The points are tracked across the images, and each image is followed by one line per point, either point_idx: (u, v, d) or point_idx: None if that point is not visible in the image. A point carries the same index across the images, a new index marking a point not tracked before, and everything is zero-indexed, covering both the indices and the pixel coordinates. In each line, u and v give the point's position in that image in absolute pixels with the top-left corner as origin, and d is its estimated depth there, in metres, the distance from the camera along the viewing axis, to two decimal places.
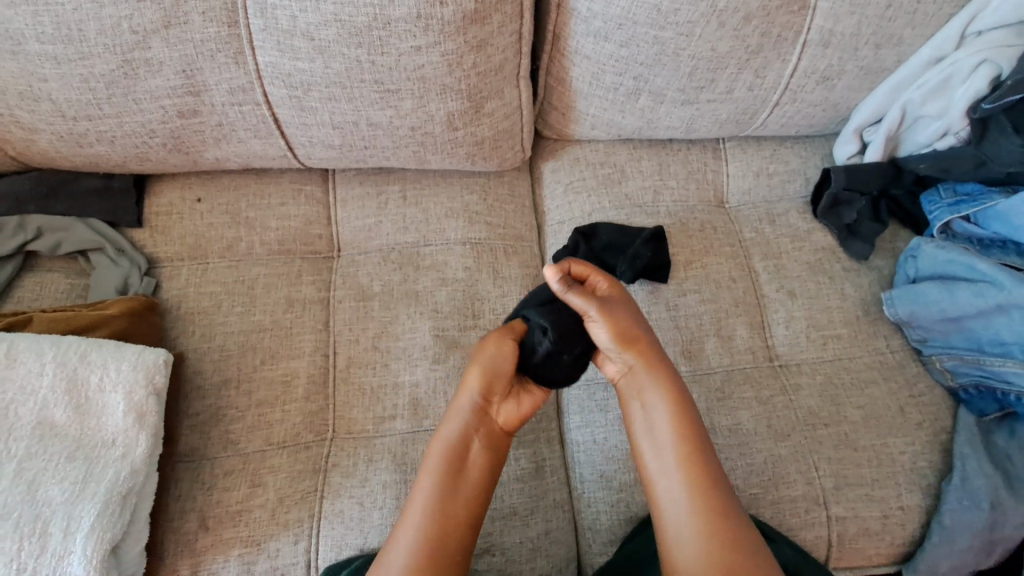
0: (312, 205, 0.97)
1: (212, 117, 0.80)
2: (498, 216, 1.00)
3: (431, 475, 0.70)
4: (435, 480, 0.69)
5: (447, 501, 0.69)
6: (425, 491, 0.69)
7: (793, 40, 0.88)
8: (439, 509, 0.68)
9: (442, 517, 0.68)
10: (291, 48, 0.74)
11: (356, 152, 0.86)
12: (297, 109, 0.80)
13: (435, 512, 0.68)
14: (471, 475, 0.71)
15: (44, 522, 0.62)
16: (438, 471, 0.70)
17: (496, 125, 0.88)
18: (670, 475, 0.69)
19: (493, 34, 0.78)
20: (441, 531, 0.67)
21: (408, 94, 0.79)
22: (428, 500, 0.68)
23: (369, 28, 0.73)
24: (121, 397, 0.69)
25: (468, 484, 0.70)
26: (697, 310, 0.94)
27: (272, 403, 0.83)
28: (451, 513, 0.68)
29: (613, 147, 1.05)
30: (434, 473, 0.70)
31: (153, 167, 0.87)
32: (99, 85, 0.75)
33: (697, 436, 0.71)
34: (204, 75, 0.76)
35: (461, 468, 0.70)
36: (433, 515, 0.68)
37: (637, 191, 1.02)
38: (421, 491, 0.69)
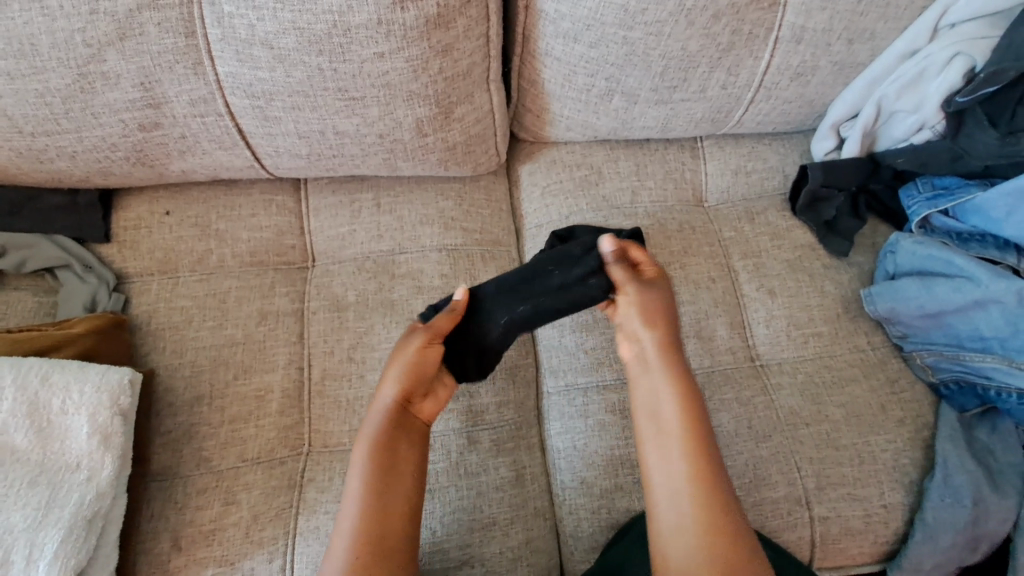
0: (284, 215, 0.95)
1: (175, 129, 0.78)
2: (474, 221, 0.99)
3: (360, 473, 0.70)
4: (366, 478, 0.69)
5: (378, 497, 0.68)
6: (355, 490, 0.69)
7: (765, 37, 0.86)
8: (372, 506, 0.68)
9: (376, 513, 0.68)
10: (250, 58, 0.72)
11: (324, 161, 0.85)
12: (261, 118, 0.78)
13: (367, 509, 0.68)
14: (401, 467, 0.71)
15: (6, 550, 0.60)
16: (368, 470, 0.70)
17: (467, 130, 0.87)
18: (672, 458, 0.70)
19: (458, 38, 0.76)
20: (376, 528, 0.67)
21: (374, 101, 0.78)
22: (360, 497, 0.68)
23: (329, 36, 0.71)
24: (84, 420, 0.67)
25: (399, 478, 0.70)
26: None
27: (246, 419, 0.82)
28: (383, 509, 0.68)
29: (590, 149, 1.04)
30: (363, 470, 0.70)
31: (118, 182, 0.85)
32: (55, 100, 0.73)
33: (701, 422, 0.71)
34: (163, 87, 0.74)
35: (391, 462, 0.71)
36: (368, 512, 0.68)
37: (615, 193, 1.01)
38: (353, 490, 0.69)
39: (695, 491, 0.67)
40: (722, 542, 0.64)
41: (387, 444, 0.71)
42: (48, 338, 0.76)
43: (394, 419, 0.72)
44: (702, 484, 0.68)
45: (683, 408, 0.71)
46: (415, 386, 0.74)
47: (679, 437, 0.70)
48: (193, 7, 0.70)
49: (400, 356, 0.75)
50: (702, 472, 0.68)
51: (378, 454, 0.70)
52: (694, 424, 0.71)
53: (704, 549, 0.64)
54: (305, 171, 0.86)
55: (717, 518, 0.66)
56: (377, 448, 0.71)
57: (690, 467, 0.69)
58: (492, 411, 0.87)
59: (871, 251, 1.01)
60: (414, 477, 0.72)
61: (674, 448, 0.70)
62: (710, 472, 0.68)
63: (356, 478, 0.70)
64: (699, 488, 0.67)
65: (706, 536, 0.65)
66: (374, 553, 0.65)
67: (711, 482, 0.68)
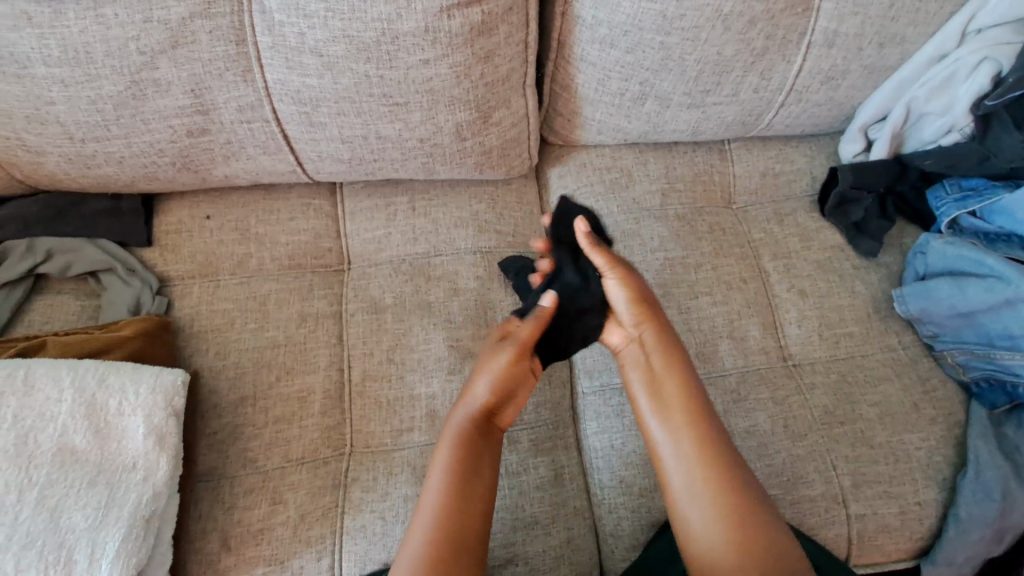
0: (321, 219, 0.96)
1: (221, 135, 0.80)
2: (507, 224, 1.00)
3: (439, 471, 0.68)
4: (443, 475, 0.67)
5: (455, 496, 0.66)
6: (434, 489, 0.67)
7: (797, 42, 0.88)
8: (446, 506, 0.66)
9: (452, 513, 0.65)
10: (299, 65, 0.74)
11: (365, 165, 0.86)
12: (306, 124, 0.79)
13: (442, 506, 0.66)
14: (479, 469, 0.69)
15: (69, 550, 0.61)
16: (448, 469, 0.68)
17: (504, 134, 0.88)
18: (679, 439, 0.69)
19: (500, 44, 0.78)
20: (453, 531, 0.64)
21: (417, 107, 0.79)
22: (439, 496, 0.66)
23: (377, 43, 0.72)
24: (140, 420, 0.68)
25: (474, 479, 0.68)
26: (709, 312, 0.94)
27: (290, 419, 0.83)
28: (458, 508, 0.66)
29: (619, 152, 1.05)
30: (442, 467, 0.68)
31: (161, 186, 0.86)
32: (107, 107, 0.74)
33: (705, 405, 0.71)
34: (212, 94, 0.76)
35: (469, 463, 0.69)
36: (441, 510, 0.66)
37: (645, 196, 1.03)
38: (431, 487, 0.67)
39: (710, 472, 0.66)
40: (746, 517, 0.64)
41: (462, 443, 0.70)
42: (98, 340, 0.77)
43: (470, 421, 0.72)
44: (707, 459, 0.67)
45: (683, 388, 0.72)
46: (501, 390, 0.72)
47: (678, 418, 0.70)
48: (244, 15, 0.71)
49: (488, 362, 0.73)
50: (709, 452, 0.68)
51: (458, 452, 0.69)
52: (693, 403, 0.71)
53: (726, 529, 0.63)
54: (344, 175, 0.88)
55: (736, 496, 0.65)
56: (452, 446, 0.70)
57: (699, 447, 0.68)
58: (530, 410, 0.88)
59: (898, 252, 1.02)
60: (491, 481, 0.70)
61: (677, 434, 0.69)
62: (721, 451, 0.68)
63: (434, 475, 0.68)
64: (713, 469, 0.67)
65: (726, 514, 0.64)
66: (450, 558, 0.63)
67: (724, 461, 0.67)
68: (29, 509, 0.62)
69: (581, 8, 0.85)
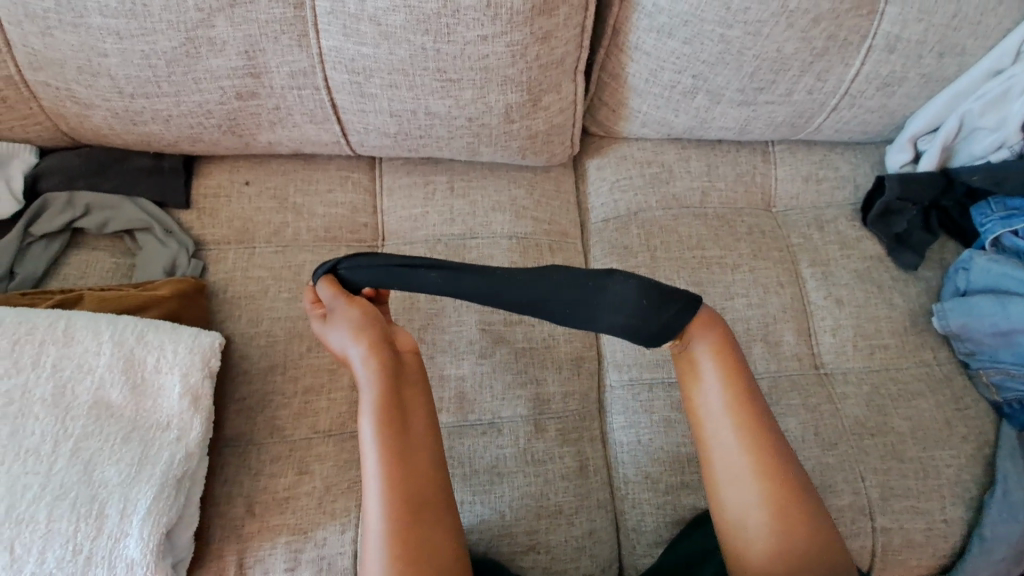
0: (359, 193, 0.96)
1: (270, 100, 0.79)
2: (545, 211, 1.00)
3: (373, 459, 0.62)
4: (383, 465, 0.61)
5: (396, 478, 0.61)
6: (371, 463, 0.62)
7: (858, 45, 0.86)
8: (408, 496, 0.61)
9: (411, 511, 0.60)
10: (356, 33, 0.72)
11: (410, 141, 0.85)
12: (357, 94, 0.78)
13: (397, 493, 0.60)
14: (409, 435, 0.64)
15: (101, 504, 0.60)
16: (381, 431, 0.62)
17: (551, 119, 0.87)
18: (732, 452, 0.64)
19: (559, 25, 0.76)
20: (408, 486, 0.61)
21: (470, 84, 0.78)
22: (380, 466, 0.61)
23: (437, 15, 0.71)
24: (177, 380, 0.68)
25: (430, 459, 0.64)
26: (745, 315, 0.94)
27: (318, 391, 0.82)
28: (430, 499, 0.62)
29: (661, 146, 1.04)
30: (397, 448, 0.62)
31: (204, 149, 0.85)
32: (159, 63, 0.73)
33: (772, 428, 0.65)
34: (265, 57, 0.75)
35: (413, 456, 0.63)
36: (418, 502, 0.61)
37: (686, 192, 1.02)
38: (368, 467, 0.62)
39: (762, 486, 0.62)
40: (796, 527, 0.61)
41: (394, 440, 0.62)
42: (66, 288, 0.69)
43: (384, 419, 0.63)
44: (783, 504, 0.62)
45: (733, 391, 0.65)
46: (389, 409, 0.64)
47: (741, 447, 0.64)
48: None
49: (364, 386, 0.65)
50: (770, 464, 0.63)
51: (385, 441, 0.62)
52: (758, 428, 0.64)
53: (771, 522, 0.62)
54: (387, 148, 0.87)
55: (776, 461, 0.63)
56: (390, 437, 0.62)
57: (748, 448, 0.64)
58: (559, 399, 0.87)
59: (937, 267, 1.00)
60: (430, 439, 0.65)
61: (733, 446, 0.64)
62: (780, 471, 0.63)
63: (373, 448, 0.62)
64: (766, 471, 0.63)
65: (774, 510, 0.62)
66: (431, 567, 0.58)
67: (775, 456, 0.64)
68: (64, 460, 0.61)
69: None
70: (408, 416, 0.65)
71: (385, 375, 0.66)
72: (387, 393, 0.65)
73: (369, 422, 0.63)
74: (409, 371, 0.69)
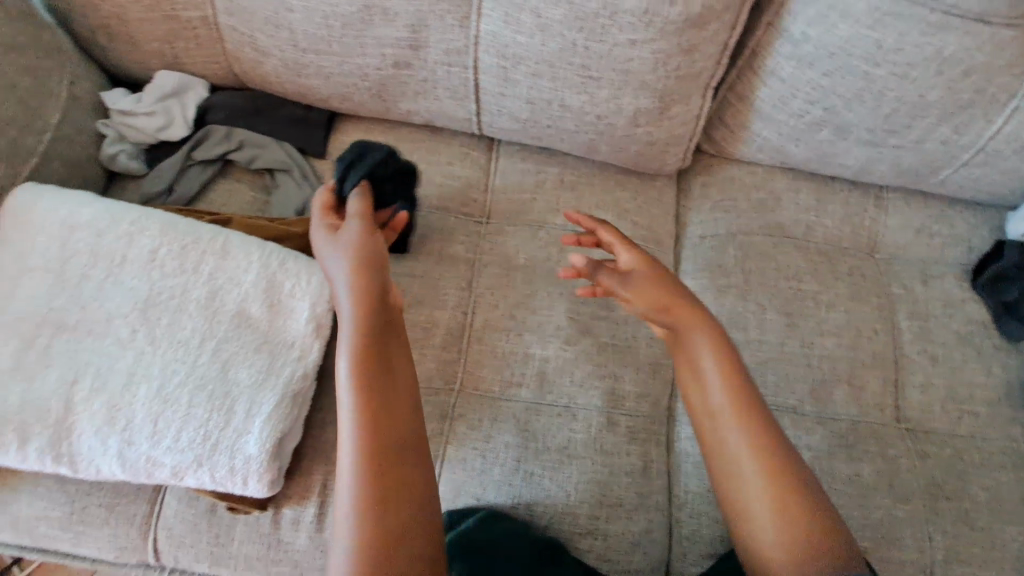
0: (475, 170, 1.01)
1: (421, 72, 0.85)
2: (646, 217, 1.02)
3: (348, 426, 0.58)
4: (356, 431, 0.57)
5: (377, 444, 0.57)
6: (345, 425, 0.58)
7: (1004, 103, 0.86)
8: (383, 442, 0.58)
9: (384, 462, 0.56)
10: (516, 21, 0.78)
11: (537, 129, 0.89)
12: (501, 78, 0.84)
13: (371, 457, 0.56)
14: (390, 397, 0.60)
15: (232, 400, 0.68)
16: (357, 399, 0.58)
17: (674, 130, 0.90)
18: (741, 447, 0.63)
19: (706, 40, 0.79)
20: (389, 457, 0.57)
21: (609, 84, 0.82)
22: (353, 435, 0.57)
23: (596, 15, 0.75)
24: (307, 306, 0.75)
25: (403, 417, 0.59)
26: (832, 353, 0.93)
27: (413, 345, 0.89)
28: (404, 455, 0.58)
29: (772, 174, 1.04)
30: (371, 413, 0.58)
31: (350, 108, 0.93)
32: (335, 24, 0.81)
33: (776, 438, 0.64)
34: (427, 32, 0.81)
35: (394, 418, 0.59)
36: (386, 451, 0.57)
37: (791, 223, 1.02)
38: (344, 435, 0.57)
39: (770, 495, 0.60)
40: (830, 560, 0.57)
41: (377, 379, 0.60)
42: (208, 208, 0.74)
43: (359, 379, 0.59)
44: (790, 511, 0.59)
45: (732, 391, 0.66)
46: (368, 357, 0.60)
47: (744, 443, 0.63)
48: None
49: (349, 319, 0.62)
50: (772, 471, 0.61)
51: (361, 395, 0.58)
52: (763, 430, 0.64)
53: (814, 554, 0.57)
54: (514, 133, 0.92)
55: (786, 474, 0.61)
56: (372, 403, 0.58)
57: (754, 453, 0.63)
58: (632, 398, 0.89)
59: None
60: (412, 403, 0.61)
61: (739, 444, 0.63)
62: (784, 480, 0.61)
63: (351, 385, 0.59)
64: (764, 474, 0.61)
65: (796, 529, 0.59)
66: (386, 524, 0.54)
67: (776, 463, 0.62)
68: (208, 356, 0.69)
69: (790, 22, 0.85)
70: (393, 367, 0.62)
71: (366, 312, 0.62)
72: (366, 347, 0.61)
73: (347, 357, 0.60)
74: (396, 327, 0.66)
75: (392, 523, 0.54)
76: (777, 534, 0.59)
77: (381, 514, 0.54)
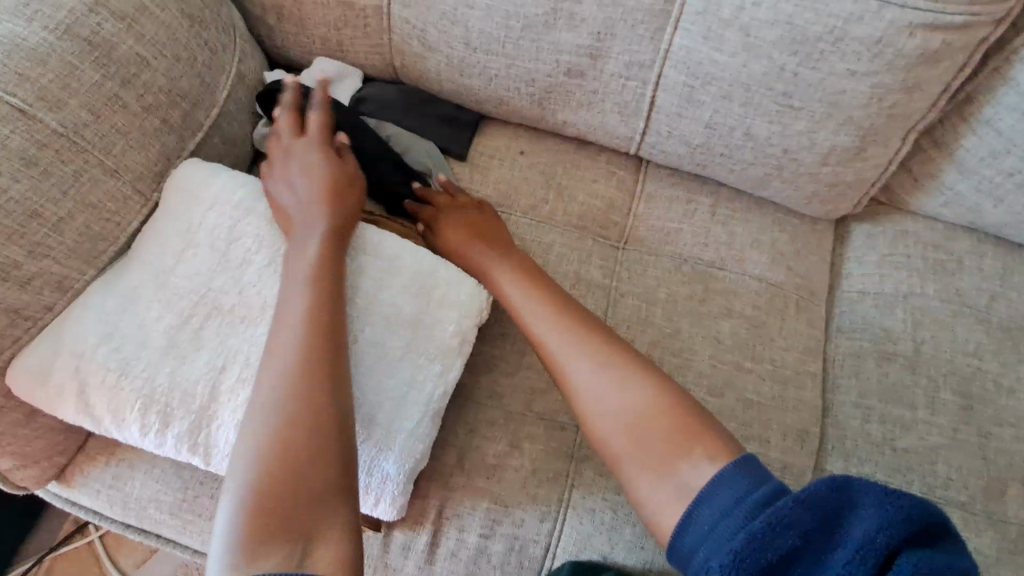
0: (619, 191, 0.94)
1: (593, 83, 0.80)
2: (803, 264, 0.92)
3: (273, 367, 0.60)
4: (281, 371, 0.60)
5: (288, 407, 0.58)
6: (281, 358, 0.61)
7: None
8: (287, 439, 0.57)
9: (315, 434, 0.57)
10: (719, 39, 0.71)
11: (707, 156, 0.82)
12: (683, 98, 0.77)
13: (305, 420, 0.57)
14: (326, 352, 0.61)
15: (375, 412, 0.67)
16: (295, 354, 0.60)
17: (862, 173, 0.80)
18: (615, 405, 0.62)
19: (933, 79, 0.71)
20: (317, 403, 0.58)
21: (808, 115, 0.74)
22: (283, 391, 0.59)
23: (816, 39, 0.68)
24: (454, 321, 0.73)
25: (348, 401, 0.61)
26: (1016, 449, 0.81)
27: (541, 371, 0.80)
28: (311, 423, 0.57)
29: (953, 233, 0.93)
30: (613, 386, 0.64)
31: (503, 112, 0.88)
32: (516, 25, 0.77)
33: (630, 378, 0.64)
34: (613, 42, 0.75)
35: (327, 370, 0.60)
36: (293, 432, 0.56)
37: (972, 291, 0.89)
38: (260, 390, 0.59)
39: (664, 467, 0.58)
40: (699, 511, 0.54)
41: (331, 300, 0.65)
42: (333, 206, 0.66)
43: (308, 336, 0.62)
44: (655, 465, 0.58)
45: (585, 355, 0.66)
46: (322, 294, 0.65)
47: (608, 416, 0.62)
48: None
49: (312, 260, 0.67)
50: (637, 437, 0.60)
51: (308, 353, 0.61)
52: (642, 386, 0.63)
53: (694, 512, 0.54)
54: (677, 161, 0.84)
55: (633, 423, 0.61)
56: (307, 360, 0.60)
57: (605, 410, 0.63)
58: (777, 467, 0.79)
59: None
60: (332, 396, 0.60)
61: (587, 401, 0.64)
62: (643, 429, 0.60)
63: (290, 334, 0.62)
64: (628, 434, 0.61)
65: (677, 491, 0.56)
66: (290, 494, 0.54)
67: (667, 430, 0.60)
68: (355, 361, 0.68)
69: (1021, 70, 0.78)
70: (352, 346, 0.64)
71: (323, 278, 0.66)
72: (323, 284, 0.65)
73: (304, 287, 0.65)
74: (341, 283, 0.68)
75: (291, 482, 0.55)
76: (664, 500, 0.57)
77: (268, 453, 0.56)
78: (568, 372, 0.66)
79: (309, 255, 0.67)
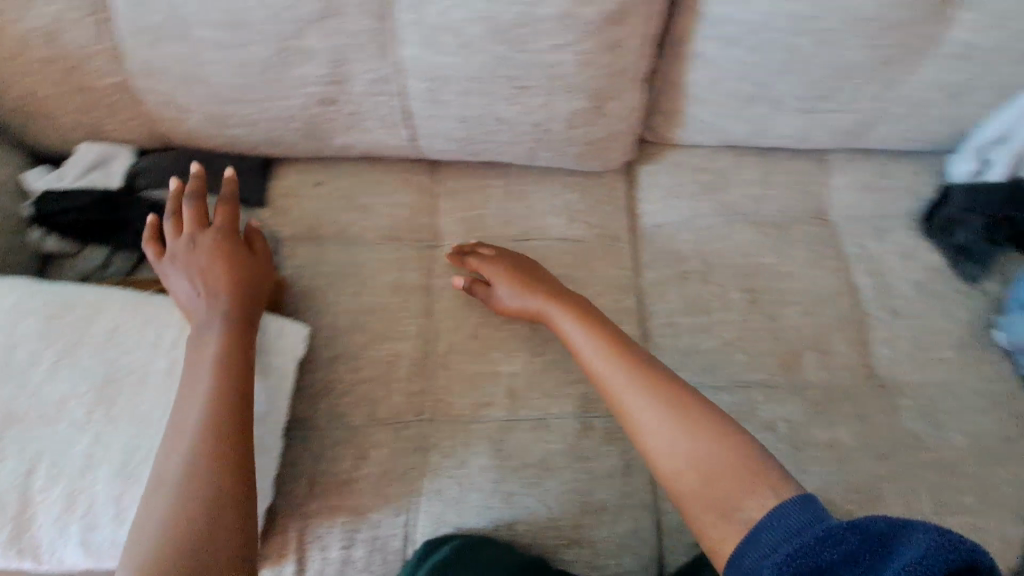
0: (420, 194, 1.00)
1: (348, 107, 0.84)
2: (598, 215, 1.02)
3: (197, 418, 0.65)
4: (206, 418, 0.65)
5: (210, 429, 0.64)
6: (192, 422, 0.65)
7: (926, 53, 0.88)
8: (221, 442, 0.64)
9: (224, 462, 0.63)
10: (437, 43, 0.77)
11: (474, 145, 0.89)
12: (432, 101, 0.84)
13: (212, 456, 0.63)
14: (237, 413, 0.66)
15: None
16: (210, 415, 0.65)
17: (610, 126, 0.90)
18: (653, 424, 0.68)
19: (629, 35, 0.79)
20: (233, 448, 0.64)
21: (539, 91, 0.82)
22: (191, 440, 0.63)
23: (513, 26, 0.75)
24: (265, 361, 0.79)
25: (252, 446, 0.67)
26: (797, 323, 0.94)
27: (376, 381, 0.85)
28: (725, 477, 0.61)
29: (715, 153, 1.05)
30: (673, 427, 0.67)
31: (283, 151, 0.91)
32: (253, 69, 0.80)
33: (665, 377, 0.73)
34: (348, 66, 0.80)
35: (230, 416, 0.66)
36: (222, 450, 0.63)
37: (739, 198, 1.02)
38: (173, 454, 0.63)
39: (679, 428, 0.66)
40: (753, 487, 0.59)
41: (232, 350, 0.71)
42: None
43: (219, 400, 0.67)
44: (686, 423, 0.67)
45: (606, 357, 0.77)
46: (235, 368, 0.70)
47: (649, 411, 0.69)
48: None
49: (213, 344, 0.72)
50: (688, 418, 0.67)
51: (224, 406, 0.66)
52: (661, 381, 0.72)
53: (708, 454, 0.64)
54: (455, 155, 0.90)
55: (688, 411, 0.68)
56: (223, 401, 0.67)
57: (645, 399, 0.70)
58: None
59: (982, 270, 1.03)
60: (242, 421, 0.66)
61: (643, 416, 0.69)
62: (667, 413, 0.68)
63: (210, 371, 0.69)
64: (666, 403, 0.69)
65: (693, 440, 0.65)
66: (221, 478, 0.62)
67: (674, 397, 0.70)
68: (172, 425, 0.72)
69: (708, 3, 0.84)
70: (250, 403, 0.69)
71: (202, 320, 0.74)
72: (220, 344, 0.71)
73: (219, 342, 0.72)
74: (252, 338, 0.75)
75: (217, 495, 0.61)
76: (683, 446, 0.65)
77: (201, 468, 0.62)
78: (620, 397, 0.73)
79: (214, 333, 0.72)
